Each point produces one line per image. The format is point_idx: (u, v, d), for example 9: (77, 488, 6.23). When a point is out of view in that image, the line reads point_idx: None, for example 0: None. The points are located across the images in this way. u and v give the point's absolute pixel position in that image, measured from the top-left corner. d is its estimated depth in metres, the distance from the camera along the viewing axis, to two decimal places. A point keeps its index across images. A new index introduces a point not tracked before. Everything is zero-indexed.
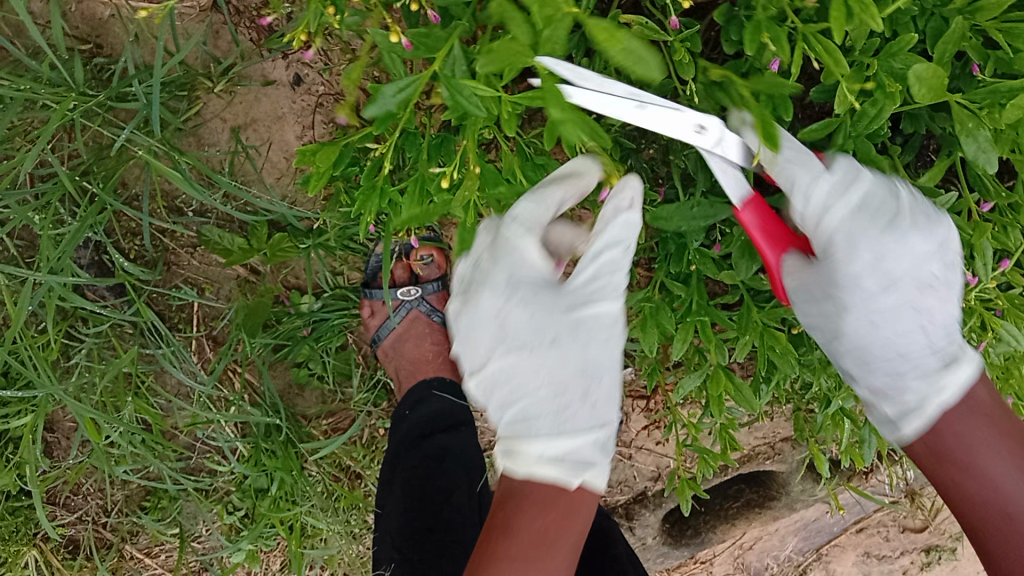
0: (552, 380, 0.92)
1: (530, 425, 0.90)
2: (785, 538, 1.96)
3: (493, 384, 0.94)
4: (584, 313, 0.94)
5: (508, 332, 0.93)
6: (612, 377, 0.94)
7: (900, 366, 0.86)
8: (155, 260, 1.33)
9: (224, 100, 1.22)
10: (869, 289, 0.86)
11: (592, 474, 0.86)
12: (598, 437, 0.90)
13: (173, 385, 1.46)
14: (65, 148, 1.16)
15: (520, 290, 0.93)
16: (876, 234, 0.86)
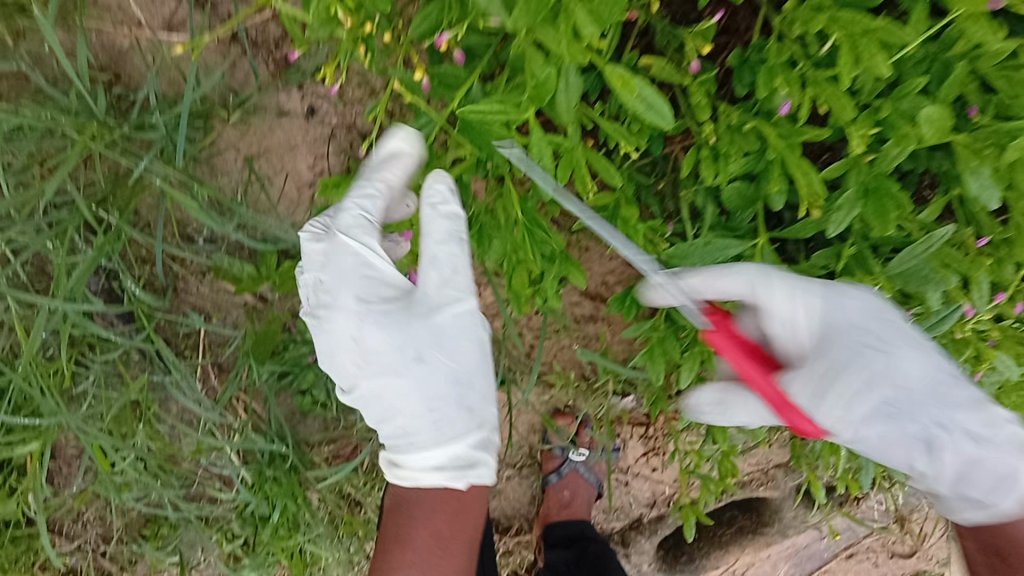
0: (426, 393, 0.97)
1: (399, 417, 0.97)
2: (777, 564, 1.99)
3: (372, 403, 0.98)
4: (419, 334, 0.97)
5: (359, 355, 0.96)
6: (472, 365, 1.01)
7: (892, 408, 0.86)
8: (164, 288, 1.34)
9: (239, 131, 1.24)
10: (875, 365, 0.85)
11: (477, 475, 0.97)
12: (472, 441, 0.98)
13: (177, 411, 1.45)
14: (83, 177, 1.18)
15: (372, 313, 0.96)
16: (838, 312, 0.88)
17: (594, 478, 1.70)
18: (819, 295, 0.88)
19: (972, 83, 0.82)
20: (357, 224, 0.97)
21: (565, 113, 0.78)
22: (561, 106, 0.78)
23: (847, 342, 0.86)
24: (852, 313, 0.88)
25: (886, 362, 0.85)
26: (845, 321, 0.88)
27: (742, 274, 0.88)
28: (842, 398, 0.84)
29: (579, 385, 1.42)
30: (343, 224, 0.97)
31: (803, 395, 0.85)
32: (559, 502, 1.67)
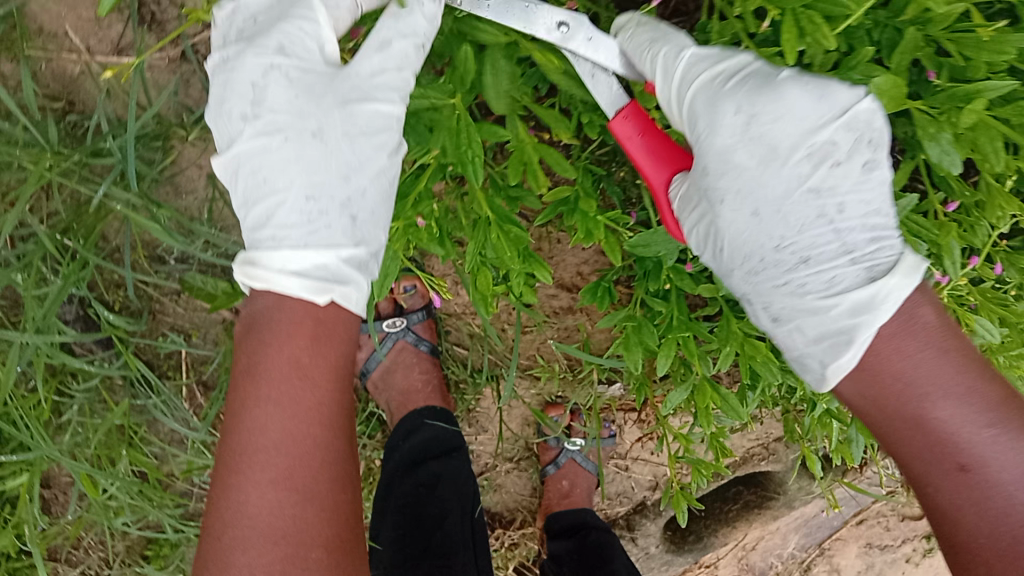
0: (342, 166, 0.87)
1: (300, 160, 0.86)
2: (787, 536, 1.95)
3: (252, 168, 0.86)
4: (354, 133, 0.88)
5: (284, 73, 0.87)
6: (381, 194, 0.89)
7: (792, 269, 0.83)
8: (140, 310, 1.33)
9: (199, 148, 1.22)
10: (715, 201, 0.84)
11: (342, 292, 0.83)
12: (353, 254, 0.86)
13: (166, 432, 1.45)
14: (44, 208, 1.17)
15: (283, 68, 0.87)
16: (713, 135, 0.83)
17: (591, 467, 1.70)
18: (736, 116, 0.82)
19: (925, 47, 0.81)
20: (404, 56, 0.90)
21: (494, 100, 0.82)
22: (489, 91, 0.83)
23: (705, 173, 0.84)
24: (776, 134, 0.81)
25: (715, 203, 0.84)
26: (727, 146, 0.83)
27: (670, 70, 0.85)
28: (731, 235, 0.85)
29: (565, 376, 1.40)
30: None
31: (675, 200, 0.88)
32: (558, 492, 1.66)
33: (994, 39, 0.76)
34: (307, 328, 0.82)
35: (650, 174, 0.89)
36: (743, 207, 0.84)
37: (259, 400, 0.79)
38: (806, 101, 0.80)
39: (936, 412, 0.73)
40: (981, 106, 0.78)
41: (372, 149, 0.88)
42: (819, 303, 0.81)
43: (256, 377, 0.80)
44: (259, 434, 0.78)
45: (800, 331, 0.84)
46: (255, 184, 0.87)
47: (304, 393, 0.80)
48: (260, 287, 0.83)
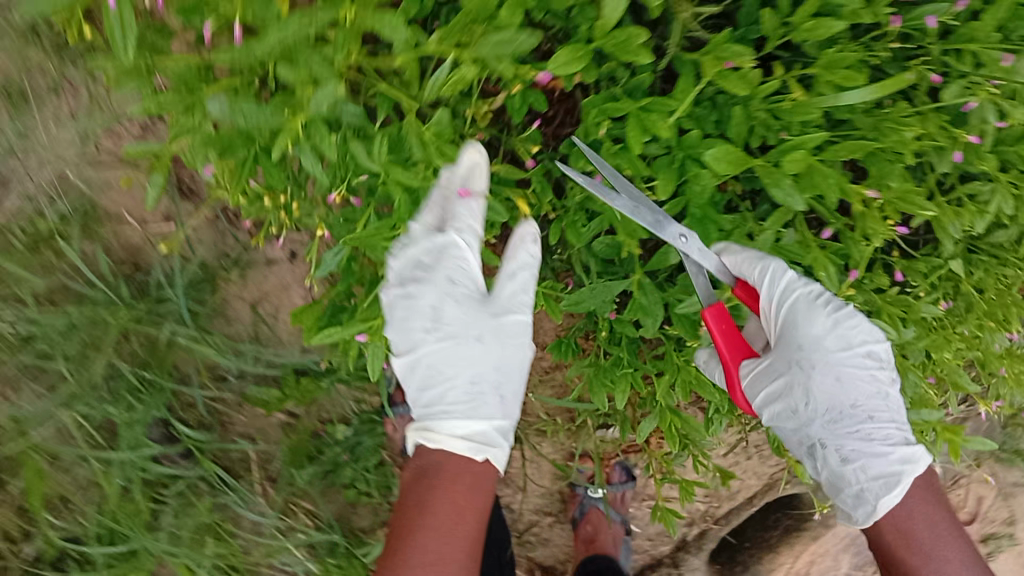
0: (494, 361, 1.17)
1: (463, 366, 1.15)
2: (837, 557, 2.05)
3: (433, 368, 1.15)
4: (501, 335, 1.17)
5: (450, 298, 1.14)
6: (516, 372, 1.19)
7: (861, 425, 1.08)
8: (211, 423, 1.59)
9: (239, 284, 1.52)
10: (807, 370, 1.08)
11: (492, 452, 1.14)
12: (502, 425, 1.16)
13: (248, 524, 1.64)
14: (126, 349, 1.46)
15: (455, 291, 1.14)
16: (808, 326, 1.08)
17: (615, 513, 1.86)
18: (826, 320, 1.08)
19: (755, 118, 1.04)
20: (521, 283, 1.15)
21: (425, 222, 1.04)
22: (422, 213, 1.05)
23: (799, 352, 1.08)
24: (849, 334, 1.08)
25: (806, 371, 1.08)
26: (818, 336, 1.09)
27: (770, 276, 1.06)
28: (818, 399, 1.08)
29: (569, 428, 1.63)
30: (456, 222, 1.09)
31: (749, 377, 1.10)
32: (586, 537, 1.83)
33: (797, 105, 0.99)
34: (465, 478, 1.12)
35: (729, 355, 1.10)
36: (813, 385, 1.08)
37: (426, 516, 1.09)
38: (867, 325, 1.09)
39: (924, 551, 1.04)
40: (802, 156, 0.99)
41: (512, 344, 1.18)
42: (877, 452, 1.08)
43: (423, 506, 1.10)
44: (425, 540, 1.07)
45: (851, 475, 1.08)
46: (425, 376, 1.15)
47: (459, 521, 1.10)
48: (433, 446, 1.14)
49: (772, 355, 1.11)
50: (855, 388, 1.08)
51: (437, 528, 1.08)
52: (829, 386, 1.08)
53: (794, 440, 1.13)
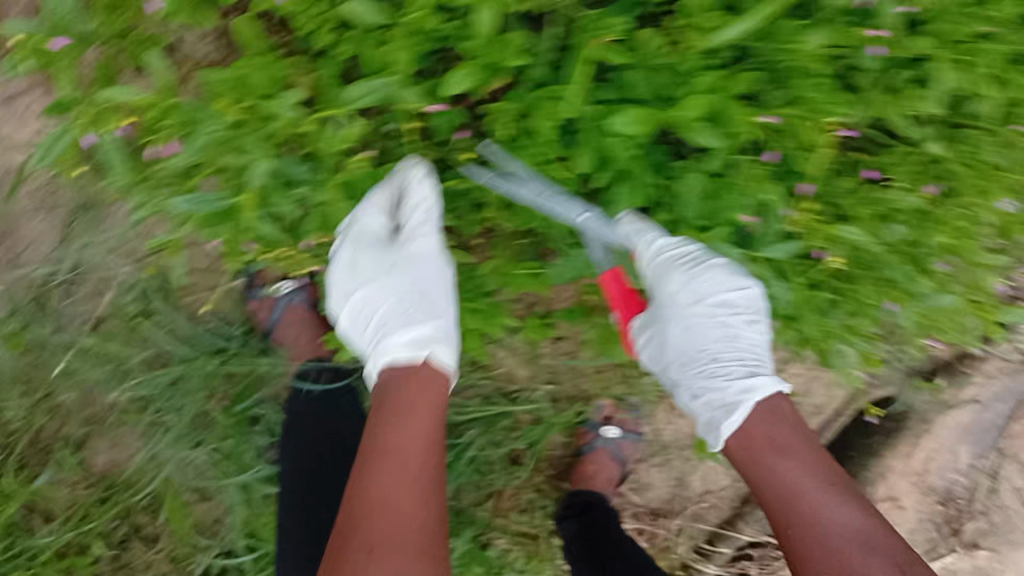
0: (414, 282, 1.40)
1: (393, 324, 1.38)
2: (954, 448, 2.16)
3: (356, 310, 1.41)
4: (414, 267, 1.41)
5: (360, 264, 1.41)
6: (432, 276, 1.41)
7: (705, 367, 1.37)
8: None
9: (303, 317, 1.74)
10: (665, 320, 1.41)
11: (435, 350, 1.35)
12: (438, 326, 1.37)
13: None
14: (224, 391, 1.73)
15: (362, 237, 1.41)
16: (665, 283, 1.36)
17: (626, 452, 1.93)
18: (680, 276, 1.35)
19: (656, 75, 1.12)
20: (418, 212, 1.39)
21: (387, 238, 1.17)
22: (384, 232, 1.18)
23: (663, 308, 1.40)
24: (703, 287, 1.36)
25: (664, 321, 1.41)
26: (672, 293, 1.37)
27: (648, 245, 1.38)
28: (671, 347, 1.41)
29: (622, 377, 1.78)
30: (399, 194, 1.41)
31: (638, 333, 1.45)
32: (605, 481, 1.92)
33: (677, 56, 1.07)
34: (416, 381, 1.32)
35: (624, 310, 1.47)
36: (667, 328, 1.41)
37: (389, 421, 1.27)
38: (725, 277, 1.36)
39: (770, 465, 1.25)
40: (696, 99, 1.07)
41: (419, 264, 1.42)
42: (720, 386, 1.35)
43: (409, 412, 1.28)
44: (387, 447, 1.24)
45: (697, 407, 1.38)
46: (365, 315, 1.40)
47: (416, 432, 1.26)
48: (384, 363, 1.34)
49: (649, 314, 1.45)
50: (706, 329, 1.40)
51: (398, 485, 1.19)
52: (673, 322, 1.40)
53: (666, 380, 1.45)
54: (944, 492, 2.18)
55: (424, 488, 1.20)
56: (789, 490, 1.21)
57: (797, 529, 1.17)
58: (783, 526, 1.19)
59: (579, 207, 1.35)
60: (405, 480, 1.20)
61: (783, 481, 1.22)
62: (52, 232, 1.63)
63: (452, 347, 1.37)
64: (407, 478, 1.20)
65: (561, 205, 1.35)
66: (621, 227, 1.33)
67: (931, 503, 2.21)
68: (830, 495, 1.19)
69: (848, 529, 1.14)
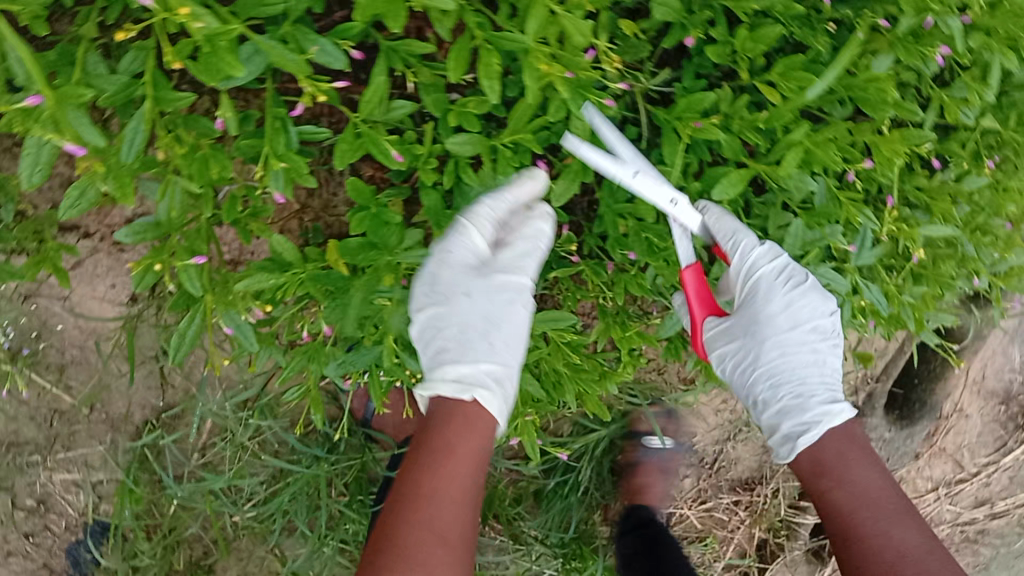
0: (482, 313, 1.17)
1: (468, 353, 1.14)
2: (1008, 351, 2.27)
3: (428, 325, 1.16)
4: (492, 303, 1.18)
5: (436, 282, 1.15)
6: (515, 333, 1.17)
7: (793, 385, 1.29)
8: None
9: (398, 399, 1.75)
10: (759, 338, 1.29)
11: (480, 396, 1.11)
12: (492, 370, 1.14)
13: (495, 559, 1.97)
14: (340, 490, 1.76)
15: (447, 259, 1.15)
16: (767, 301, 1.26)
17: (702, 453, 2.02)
18: (782, 298, 1.26)
19: (747, 136, 1.14)
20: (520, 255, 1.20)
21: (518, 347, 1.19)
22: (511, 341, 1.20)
23: (756, 325, 1.29)
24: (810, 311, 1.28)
25: (757, 339, 1.30)
26: (772, 311, 1.28)
27: (740, 250, 1.22)
28: (759, 366, 1.30)
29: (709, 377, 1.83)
30: (473, 212, 1.15)
31: (713, 331, 1.31)
32: None
33: (771, 119, 1.09)
34: (460, 421, 1.09)
35: (700, 309, 1.23)
36: (762, 343, 1.29)
37: (438, 459, 1.05)
38: (819, 301, 1.27)
39: (840, 477, 1.20)
40: (799, 159, 1.09)
41: (506, 304, 1.18)
42: (801, 404, 1.27)
43: (451, 453, 1.05)
44: (435, 492, 1.03)
45: (779, 423, 1.29)
46: (430, 335, 1.16)
47: (466, 477, 1.06)
48: (429, 393, 1.13)
49: (736, 316, 1.32)
50: (803, 353, 1.30)
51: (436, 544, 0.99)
52: (769, 345, 1.29)
53: (743, 393, 1.36)
54: (1002, 392, 2.31)
55: (461, 546, 1.02)
56: (841, 507, 1.17)
57: (856, 541, 1.14)
58: (840, 539, 1.16)
59: (732, 231, 1.22)
60: (448, 511, 1.03)
61: (848, 496, 1.18)
62: (140, 387, 1.64)
63: (502, 393, 1.12)
64: (439, 530, 1.01)
65: (750, 245, 1.22)
66: (781, 273, 1.25)
67: (993, 404, 2.33)
68: (886, 517, 1.15)
69: (906, 547, 1.11)
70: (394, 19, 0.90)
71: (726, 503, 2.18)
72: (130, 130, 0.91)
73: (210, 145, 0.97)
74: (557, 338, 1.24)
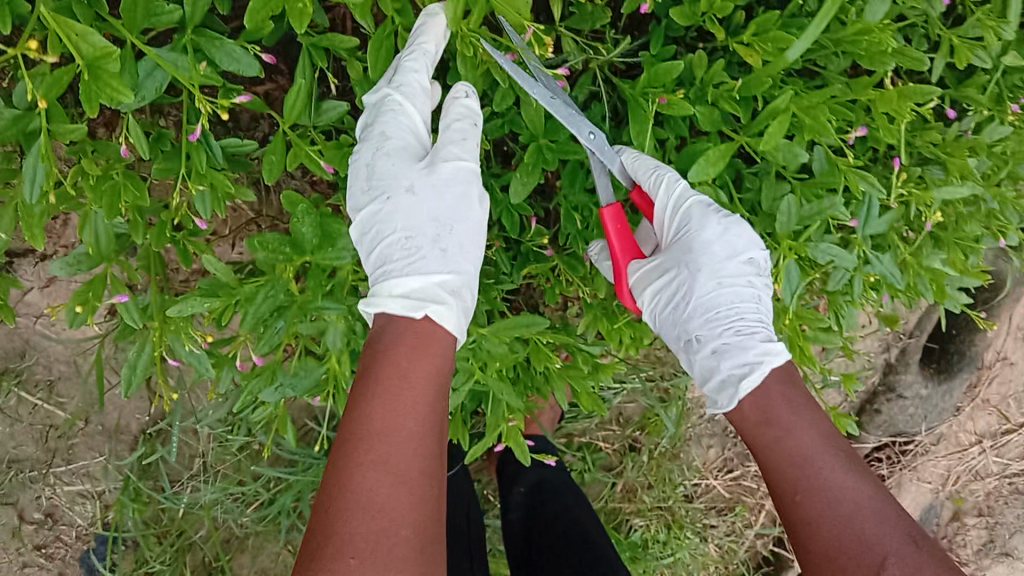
0: (430, 213, 1.01)
1: (414, 262, 1.00)
2: None
3: (370, 228, 1.02)
4: (441, 198, 1.01)
5: (373, 173, 1.01)
6: (467, 233, 1.02)
7: (723, 327, 1.07)
8: None
9: None
10: (693, 270, 1.07)
11: (432, 310, 0.95)
12: (445, 281, 0.99)
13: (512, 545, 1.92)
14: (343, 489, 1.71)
15: (386, 144, 1.01)
16: (698, 229, 1.05)
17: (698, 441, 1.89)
18: (715, 225, 1.04)
19: (724, 108, 1.01)
20: (462, 138, 1.02)
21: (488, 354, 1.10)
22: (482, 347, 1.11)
23: (689, 254, 1.06)
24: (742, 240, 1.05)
25: (692, 271, 1.07)
26: (695, 242, 1.05)
27: (666, 186, 1.05)
28: (687, 308, 1.08)
29: None
30: (401, 84, 1.00)
31: (638, 273, 1.10)
32: None
33: (748, 88, 0.96)
34: (413, 339, 0.94)
35: (622, 251, 1.08)
36: (689, 279, 1.07)
37: (389, 387, 0.90)
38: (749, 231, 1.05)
39: (785, 426, 0.97)
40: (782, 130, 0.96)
41: (456, 199, 1.02)
42: (741, 342, 1.04)
43: (403, 377, 0.91)
44: (388, 424, 0.88)
45: (716, 366, 1.06)
46: (372, 239, 1.02)
47: (426, 402, 0.91)
48: (374, 312, 0.97)
49: (666, 252, 1.10)
50: (735, 293, 1.07)
51: (388, 480, 0.85)
52: (697, 283, 1.07)
53: (672, 335, 1.12)
54: None
55: (422, 479, 0.87)
56: (791, 457, 0.95)
57: (806, 498, 0.93)
58: (787, 492, 0.95)
59: (649, 165, 1.05)
60: (405, 441, 0.87)
61: (790, 451, 0.95)
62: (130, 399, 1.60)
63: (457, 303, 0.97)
64: (393, 464, 0.85)
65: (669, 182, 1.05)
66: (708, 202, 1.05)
67: None
68: (833, 456, 0.95)
69: (854, 501, 0.91)
70: (298, 18, 0.80)
71: (755, 471, 2.10)
72: (28, 169, 0.84)
73: (124, 169, 0.90)
74: (535, 339, 1.15)
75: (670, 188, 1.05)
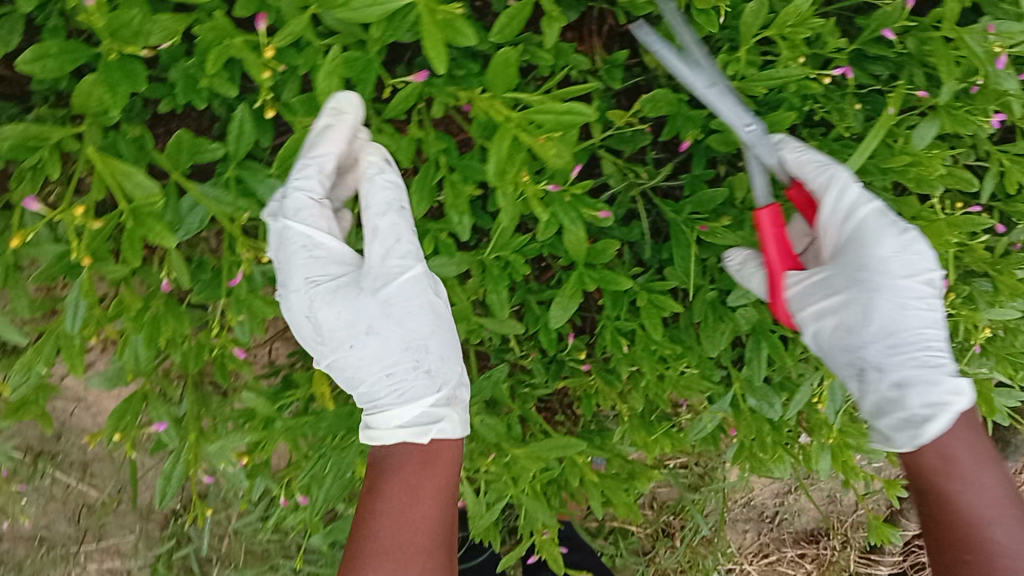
0: (400, 339, 0.94)
1: (404, 392, 0.94)
2: None
3: (343, 374, 0.95)
4: (401, 317, 0.93)
5: (324, 327, 0.92)
6: (445, 342, 0.95)
7: (905, 349, 0.97)
8: None
9: None
10: (870, 290, 0.97)
11: (439, 430, 0.91)
12: (435, 401, 0.93)
13: None
14: None
15: (319, 291, 0.91)
16: (872, 246, 0.95)
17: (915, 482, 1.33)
18: (892, 244, 0.95)
19: None
20: (393, 247, 0.92)
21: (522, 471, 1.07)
22: (515, 464, 1.09)
23: (861, 272, 0.97)
24: (921, 260, 0.95)
25: (866, 294, 0.97)
26: (880, 257, 0.95)
27: (839, 190, 0.95)
28: (870, 328, 0.98)
29: None
30: (292, 210, 0.88)
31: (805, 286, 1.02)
32: None
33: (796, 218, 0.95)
34: (413, 461, 0.93)
35: (777, 260, 0.95)
36: (873, 304, 0.97)
37: (399, 505, 0.90)
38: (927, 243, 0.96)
39: (966, 477, 0.96)
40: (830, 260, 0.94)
41: (420, 309, 0.94)
42: (929, 377, 0.96)
43: (410, 492, 0.91)
44: (395, 541, 0.89)
45: (896, 399, 0.97)
46: (350, 384, 0.95)
47: (436, 515, 0.92)
48: (379, 446, 0.93)
49: (832, 267, 1.01)
50: (915, 313, 0.97)
51: None
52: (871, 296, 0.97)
53: (840, 358, 1.02)
54: None
55: None
56: (968, 516, 0.95)
57: (976, 558, 0.93)
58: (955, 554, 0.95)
59: (818, 162, 0.95)
60: (414, 550, 0.89)
61: (963, 492, 0.96)
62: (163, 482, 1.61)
63: (459, 412, 0.93)
64: None
65: (840, 181, 0.95)
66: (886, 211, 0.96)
67: None
68: (976, 462, 0.97)
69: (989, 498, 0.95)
70: None
71: (792, 556, 2.03)
72: (70, 304, 0.86)
73: (164, 299, 0.91)
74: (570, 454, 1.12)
75: (845, 196, 0.95)
